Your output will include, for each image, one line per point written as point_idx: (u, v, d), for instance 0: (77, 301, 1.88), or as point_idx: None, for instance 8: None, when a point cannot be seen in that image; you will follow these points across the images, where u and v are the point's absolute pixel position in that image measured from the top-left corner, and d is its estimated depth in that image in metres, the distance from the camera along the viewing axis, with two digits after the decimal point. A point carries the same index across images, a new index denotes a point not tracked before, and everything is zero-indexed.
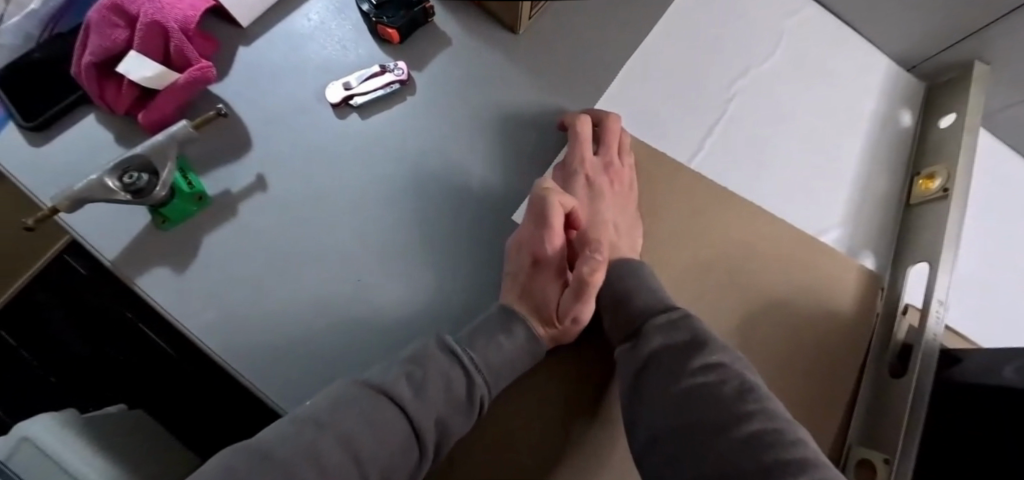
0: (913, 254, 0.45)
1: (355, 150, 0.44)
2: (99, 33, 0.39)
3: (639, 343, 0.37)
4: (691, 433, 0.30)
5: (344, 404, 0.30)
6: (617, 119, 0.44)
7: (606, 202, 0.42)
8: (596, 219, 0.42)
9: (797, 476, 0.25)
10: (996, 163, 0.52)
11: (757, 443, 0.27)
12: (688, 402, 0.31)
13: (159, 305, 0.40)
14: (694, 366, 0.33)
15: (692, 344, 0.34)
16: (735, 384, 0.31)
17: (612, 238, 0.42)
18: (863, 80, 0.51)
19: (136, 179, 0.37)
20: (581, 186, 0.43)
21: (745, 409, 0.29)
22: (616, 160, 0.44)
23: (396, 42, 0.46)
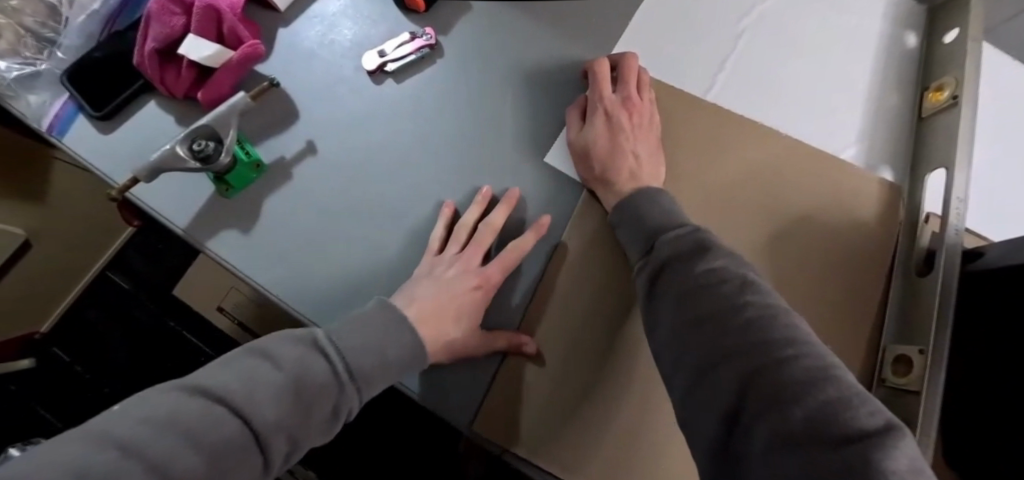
0: (928, 163, 0.47)
1: (391, 112, 0.48)
2: (159, 21, 0.43)
3: (653, 251, 0.36)
4: (700, 322, 0.28)
5: (170, 416, 0.23)
6: (634, 61, 0.47)
7: (626, 133, 0.44)
8: (617, 149, 0.44)
9: (791, 360, 0.24)
10: (1003, 75, 0.53)
11: (757, 325, 0.26)
12: (698, 294, 0.30)
13: (233, 263, 0.44)
14: (697, 269, 0.31)
15: (699, 248, 0.33)
16: (739, 277, 0.29)
17: (633, 166, 0.44)
18: (864, 8, 0.54)
19: (204, 146, 0.40)
20: (600, 119, 0.45)
21: (742, 298, 0.28)
22: (634, 94, 0.46)
23: (421, 10, 0.49)
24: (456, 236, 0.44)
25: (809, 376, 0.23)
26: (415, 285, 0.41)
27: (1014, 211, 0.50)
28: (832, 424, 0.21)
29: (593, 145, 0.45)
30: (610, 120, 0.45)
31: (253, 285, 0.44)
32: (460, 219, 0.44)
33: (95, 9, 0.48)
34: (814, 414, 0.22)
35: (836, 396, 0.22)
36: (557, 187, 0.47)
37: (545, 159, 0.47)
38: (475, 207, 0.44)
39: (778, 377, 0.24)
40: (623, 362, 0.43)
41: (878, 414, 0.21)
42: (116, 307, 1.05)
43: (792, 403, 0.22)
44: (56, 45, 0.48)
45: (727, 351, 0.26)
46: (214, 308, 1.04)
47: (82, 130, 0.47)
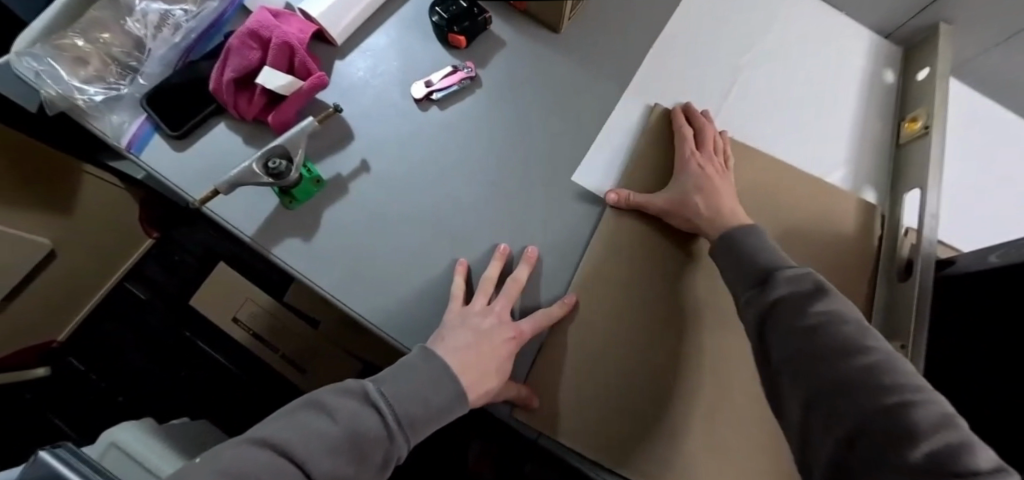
0: (907, 183, 0.54)
1: (436, 135, 0.54)
2: (239, 55, 0.49)
3: (766, 288, 0.38)
4: (800, 341, 0.33)
5: (243, 465, 0.32)
6: (713, 123, 0.54)
7: (718, 180, 0.50)
8: (714, 193, 0.49)
9: (916, 405, 0.27)
10: (966, 107, 0.62)
11: (877, 371, 0.29)
12: (815, 334, 0.33)
13: (294, 268, 0.49)
14: (812, 309, 0.34)
15: (816, 290, 0.36)
16: (855, 324, 0.33)
17: (732, 208, 0.49)
18: (849, 48, 0.61)
19: (278, 165, 0.46)
20: (695, 167, 0.51)
21: (862, 343, 0.31)
22: (716, 150, 0.53)
23: (463, 47, 0.56)
24: (483, 293, 0.47)
25: (931, 420, 0.26)
26: (443, 331, 0.45)
27: (981, 225, 0.57)
28: (952, 459, 0.24)
29: (692, 190, 0.50)
30: (703, 168, 0.51)
31: (314, 287, 0.49)
32: (486, 278, 0.47)
33: (176, 42, 0.54)
34: (936, 452, 0.25)
35: (959, 440, 0.25)
36: (583, 200, 0.52)
37: (573, 179, 0.52)
38: (495, 263, 0.48)
39: (892, 415, 0.27)
40: (648, 361, 0.48)
41: (995, 457, 0.24)
42: (131, 317, 1.12)
43: (914, 439, 0.26)
44: (138, 73, 0.54)
45: (843, 389, 0.30)
46: (230, 320, 1.11)
47: (158, 148, 0.53)
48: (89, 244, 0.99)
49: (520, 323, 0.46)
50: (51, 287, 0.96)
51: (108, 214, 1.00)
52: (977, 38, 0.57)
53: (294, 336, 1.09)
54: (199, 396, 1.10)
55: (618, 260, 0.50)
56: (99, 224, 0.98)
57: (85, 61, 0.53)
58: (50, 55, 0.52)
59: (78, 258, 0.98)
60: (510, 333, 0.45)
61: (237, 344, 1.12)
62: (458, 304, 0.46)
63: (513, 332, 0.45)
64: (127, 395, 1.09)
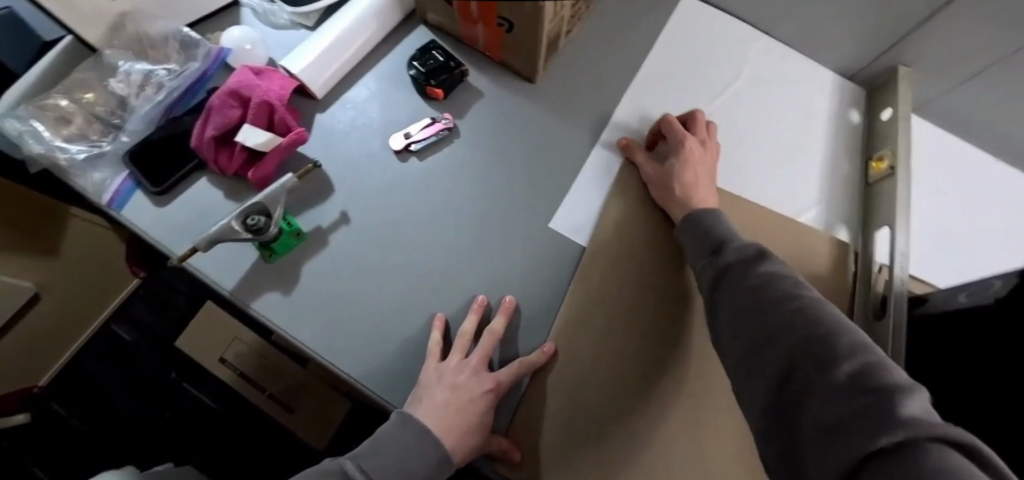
0: (877, 220, 0.55)
1: (416, 185, 0.55)
2: (220, 113, 0.50)
3: (720, 256, 0.44)
4: (749, 299, 0.38)
5: None
6: (701, 113, 0.56)
7: (700, 169, 0.53)
8: (694, 180, 0.52)
9: (838, 337, 0.32)
10: (930, 143, 0.64)
11: (807, 311, 0.35)
12: (760, 292, 0.38)
13: (273, 322, 0.49)
14: (754, 272, 0.40)
15: (758, 255, 0.41)
16: (791, 279, 0.38)
17: (706, 195, 0.52)
18: (816, 88, 0.64)
19: (257, 221, 0.47)
20: (686, 154, 0.53)
21: (795, 293, 0.37)
22: (705, 143, 0.55)
23: (440, 98, 0.57)
24: (460, 345, 0.47)
25: (849, 346, 0.31)
26: (424, 386, 0.45)
27: (950, 259, 0.58)
28: (865, 374, 0.29)
29: (676, 178, 0.52)
30: (690, 157, 0.53)
31: (294, 341, 0.49)
32: (464, 330, 0.48)
33: (158, 100, 0.54)
34: (854, 371, 0.29)
35: (874, 359, 0.30)
36: (561, 246, 0.53)
37: (550, 225, 0.53)
38: (472, 315, 0.48)
39: (821, 347, 0.32)
40: (632, 397, 0.49)
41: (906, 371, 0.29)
42: (114, 360, 1.10)
43: (835, 364, 0.30)
44: (121, 130, 0.55)
45: (781, 329, 0.34)
46: (217, 360, 1.08)
47: (138, 204, 0.52)
48: (72, 284, 0.95)
49: (496, 374, 0.46)
50: (32, 330, 0.93)
51: (97, 255, 0.97)
52: (934, 81, 0.59)
53: (282, 375, 1.06)
54: (184, 441, 1.07)
55: (598, 305, 0.50)
56: (85, 264, 0.95)
57: (68, 120, 0.54)
58: (32, 116, 0.52)
59: (60, 299, 0.95)
60: (488, 382, 0.45)
61: (223, 385, 1.10)
62: (437, 357, 0.46)
63: (491, 381, 0.45)
64: (109, 440, 1.06)
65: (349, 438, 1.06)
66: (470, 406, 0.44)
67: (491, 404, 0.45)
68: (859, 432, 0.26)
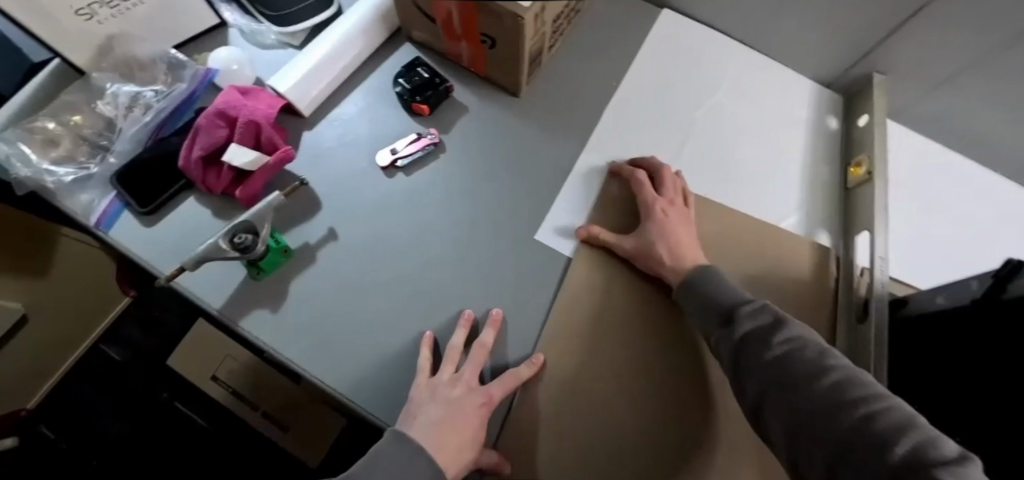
0: (858, 225, 0.56)
1: (403, 200, 0.55)
2: (206, 133, 0.51)
3: (735, 325, 0.41)
4: (775, 375, 0.35)
5: None
6: (669, 168, 0.56)
7: (675, 226, 0.52)
8: (672, 238, 0.51)
9: (884, 418, 0.29)
10: (907, 147, 0.65)
11: (841, 388, 0.32)
12: (784, 366, 0.35)
13: (261, 339, 0.49)
14: (773, 340, 0.37)
15: (775, 322, 0.39)
16: (814, 347, 0.36)
17: (685, 251, 0.50)
18: (794, 96, 0.65)
19: (244, 239, 0.47)
20: (658, 216, 0.52)
21: (823, 365, 0.34)
22: (677, 200, 0.54)
23: (426, 114, 0.58)
24: (450, 360, 0.47)
25: (896, 425, 0.28)
26: (416, 403, 0.44)
27: (930, 260, 0.59)
28: (924, 459, 0.26)
29: (653, 241, 0.51)
30: (663, 217, 0.52)
31: (283, 358, 0.49)
32: (454, 345, 0.47)
33: (146, 121, 0.55)
34: (911, 457, 0.26)
35: (926, 440, 0.27)
36: (547, 257, 0.53)
37: (536, 237, 0.54)
38: (460, 330, 0.48)
39: (870, 425, 0.29)
40: (625, 405, 0.49)
41: (957, 445, 0.27)
42: (105, 381, 1.09)
43: (888, 448, 0.27)
44: (109, 152, 0.55)
45: (818, 410, 0.32)
46: (209, 379, 1.07)
47: (126, 224, 0.53)
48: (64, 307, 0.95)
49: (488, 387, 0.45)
50: (20, 352, 0.92)
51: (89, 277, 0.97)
52: (907, 88, 0.61)
53: (276, 393, 1.06)
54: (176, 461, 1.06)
55: (586, 314, 0.51)
56: (76, 287, 0.95)
57: (55, 143, 0.54)
58: (18, 138, 0.52)
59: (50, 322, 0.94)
60: (480, 397, 0.45)
61: (215, 404, 1.09)
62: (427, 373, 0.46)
63: (483, 395, 0.45)
64: (102, 460, 1.05)
65: (343, 457, 1.05)
66: (463, 422, 0.43)
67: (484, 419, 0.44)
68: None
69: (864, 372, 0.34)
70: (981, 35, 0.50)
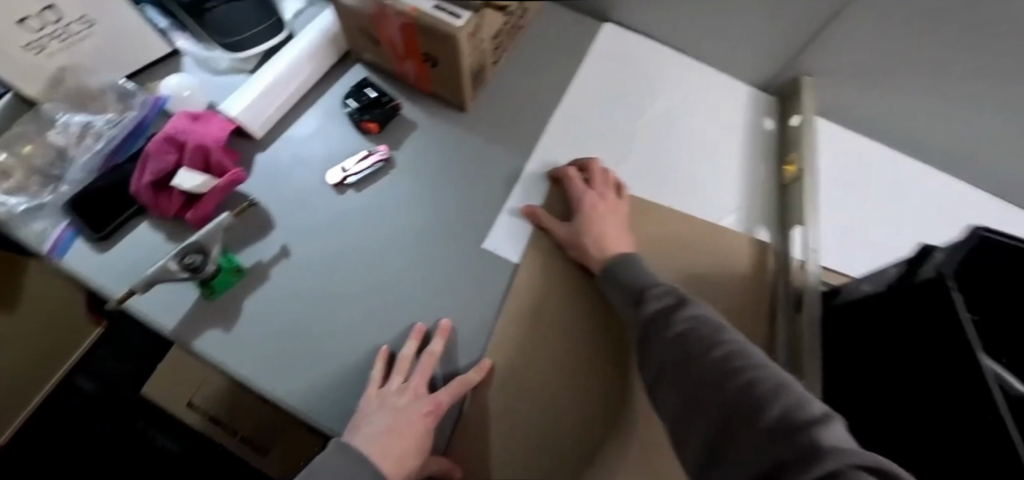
0: (793, 220, 0.59)
1: (354, 216, 0.57)
2: (156, 158, 0.52)
3: (643, 306, 0.45)
4: (677, 350, 0.39)
5: None
6: (598, 162, 0.59)
7: (603, 215, 0.55)
8: (599, 226, 0.54)
9: (760, 382, 0.32)
10: (841, 144, 0.68)
11: (729, 357, 0.35)
12: (685, 341, 0.39)
13: (215, 359, 0.50)
14: (677, 319, 0.41)
15: (678, 303, 0.42)
16: (711, 323, 0.39)
17: (612, 237, 0.54)
18: (731, 101, 0.68)
19: (194, 260, 0.48)
20: (586, 207, 0.55)
21: (717, 338, 0.37)
22: (607, 193, 0.57)
23: (376, 132, 0.60)
24: (400, 371, 0.48)
25: (770, 387, 0.31)
26: (365, 414, 0.45)
27: (859, 247, 0.61)
28: (790, 415, 0.28)
29: (581, 231, 0.55)
30: (591, 207, 0.55)
31: (237, 376, 0.49)
32: (404, 356, 0.48)
33: (98, 149, 0.56)
34: (780, 414, 0.29)
35: (793, 398, 0.30)
36: (496, 265, 0.55)
37: (484, 245, 0.56)
38: (411, 341, 0.49)
39: (750, 388, 0.32)
40: (565, 401, 0.53)
41: (825, 405, 0.29)
42: (75, 414, 1.07)
43: (761, 410, 0.30)
44: (61, 181, 0.56)
45: (709, 379, 0.35)
46: (185, 406, 1.03)
47: (80, 252, 0.53)
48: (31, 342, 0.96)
49: (436, 395, 0.46)
50: None
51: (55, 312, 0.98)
52: (833, 89, 0.65)
53: (249, 414, 1.03)
54: None
55: (535, 320, 0.54)
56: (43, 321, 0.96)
57: (7, 175, 0.54)
58: None
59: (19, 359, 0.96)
60: (427, 404, 0.46)
61: (189, 431, 1.07)
62: (377, 384, 0.47)
63: (431, 402, 0.46)
64: None
65: None
66: (410, 430, 0.44)
67: (432, 426, 0.45)
68: (797, 471, 0.25)
69: (753, 346, 0.37)
70: (898, 40, 0.53)
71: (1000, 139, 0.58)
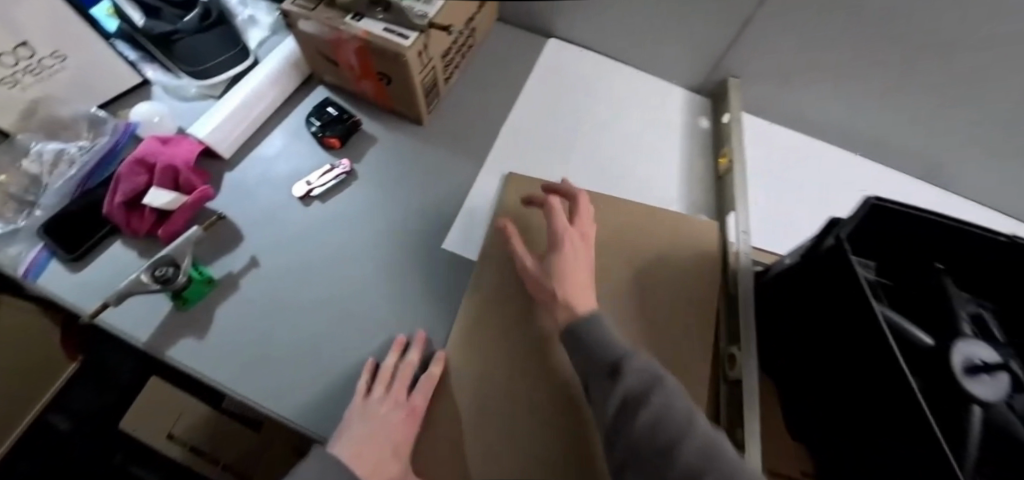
0: (727, 208, 0.65)
1: (320, 225, 0.60)
2: (127, 180, 0.55)
3: (616, 374, 0.40)
4: (647, 446, 0.36)
5: None
6: (585, 199, 0.54)
7: (574, 261, 0.49)
8: (569, 273, 0.48)
9: None
10: (772, 137, 0.74)
11: (700, 467, 0.34)
12: (654, 429, 0.36)
13: (188, 367, 0.52)
14: (650, 400, 0.37)
15: (653, 380, 0.39)
16: (683, 411, 0.37)
17: (579, 289, 0.47)
18: (668, 103, 0.75)
19: (165, 272, 0.51)
20: (564, 247, 0.50)
21: (688, 432, 0.36)
22: (587, 231, 0.52)
23: (338, 147, 0.65)
24: (382, 380, 0.48)
25: None
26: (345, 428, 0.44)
27: (788, 229, 0.66)
28: None
29: (548, 280, 0.49)
30: (567, 249, 0.50)
31: (208, 381, 0.51)
32: (386, 366, 0.49)
33: (71, 175, 0.59)
34: None
35: None
36: (455, 264, 0.59)
37: (443, 246, 0.60)
38: (394, 351, 0.50)
39: None
40: (536, 397, 0.50)
41: None
42: (52, 451, 1.06)
43: None
44: (35, 207, 0.58)
45: None
46: (165, 438, 1.01)
47: (55, 273, 0.55)
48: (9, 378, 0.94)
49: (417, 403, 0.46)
50: None
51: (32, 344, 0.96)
52: (755, 88, 0.72)
53: (236, 441, 1.00)
54: None
55: (492, 309, 0.54)
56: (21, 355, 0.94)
57: None
58: None
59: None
60: (408, 413, 0.46)
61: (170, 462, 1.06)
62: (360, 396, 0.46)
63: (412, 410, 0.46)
64: None
65: None
66: (390, 439, 0.43)
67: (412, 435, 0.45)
68: None
69: (721, 437, 0.36)
70: (831, 39, 0.59)
71: (1000, 141, 0.60)
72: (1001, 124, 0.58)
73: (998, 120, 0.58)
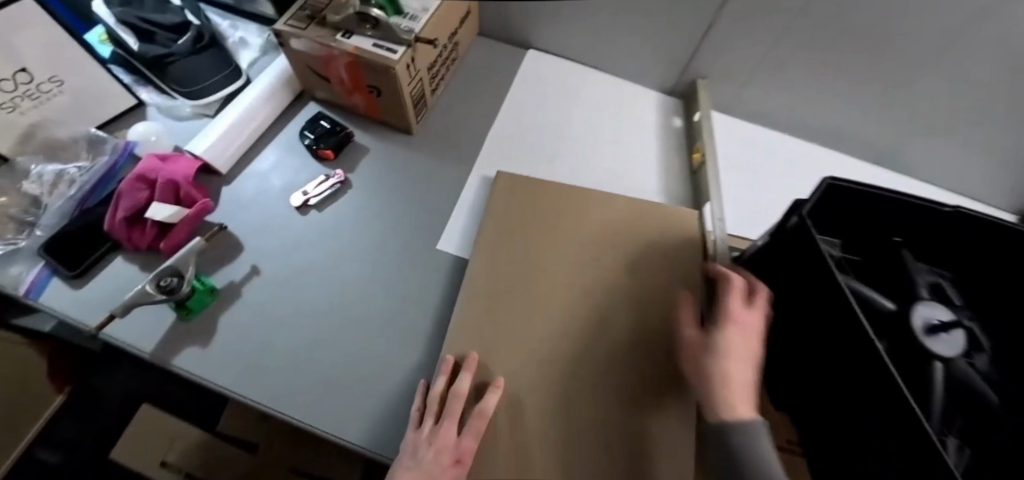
0: (702, 199, 0.69)
1: (318, 232, 0.63)
2: (129, 196, 0.57)
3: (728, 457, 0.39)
4: None
5: None
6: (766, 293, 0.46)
7: (735, 355, 0.42)
8: (734, 369, 0.41)
9: None
10: (740, 132, 0.80)
11: None
12: None
13: (194, 375, 0.53)
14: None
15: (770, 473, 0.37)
16: None
17: (739, 390, 0.40)
18: (642, 105, 0.79)
19: (170, 282, 0.53)
20: (733, 338, 0.43)
21: None
22: (757, 327, 0.44)
23: (331, 159, 0.68)
24: (431, 410, 0.48)
25: None
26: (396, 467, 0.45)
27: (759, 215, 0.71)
28: None
29: (716, 371, 0.42)
30: (737, 344, 0.43)
31: (214, 387, 0.53)
32: (436, 394, 0.48)
33: (70, 194, 0.60)
34: None
35: None
36: (449, 263, 0.62)
37: (438, 247, 0.63)
38: (442, 376, 0.49)
39: None
40: (545, 380, 0.52)
41: None
42: None
43: None
44: (36, 226, 0.59)
45: None
46: (159, 465, 0.98)
47: (56, 290, 0.56)
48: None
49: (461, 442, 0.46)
50: None
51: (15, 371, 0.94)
52: (721, 88, 0.77)
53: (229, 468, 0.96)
54: None
55: (491, 301, 0.57)
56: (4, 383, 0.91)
57: None
58: None
59: None
60: (452, 453, 0.45)
61: None
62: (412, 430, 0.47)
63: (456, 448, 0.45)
64: None
65: None
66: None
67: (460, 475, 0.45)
68: None
69: None
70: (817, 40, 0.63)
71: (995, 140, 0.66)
72: (1000, 124, 0.64)
73: (998, 120, 0.63)
